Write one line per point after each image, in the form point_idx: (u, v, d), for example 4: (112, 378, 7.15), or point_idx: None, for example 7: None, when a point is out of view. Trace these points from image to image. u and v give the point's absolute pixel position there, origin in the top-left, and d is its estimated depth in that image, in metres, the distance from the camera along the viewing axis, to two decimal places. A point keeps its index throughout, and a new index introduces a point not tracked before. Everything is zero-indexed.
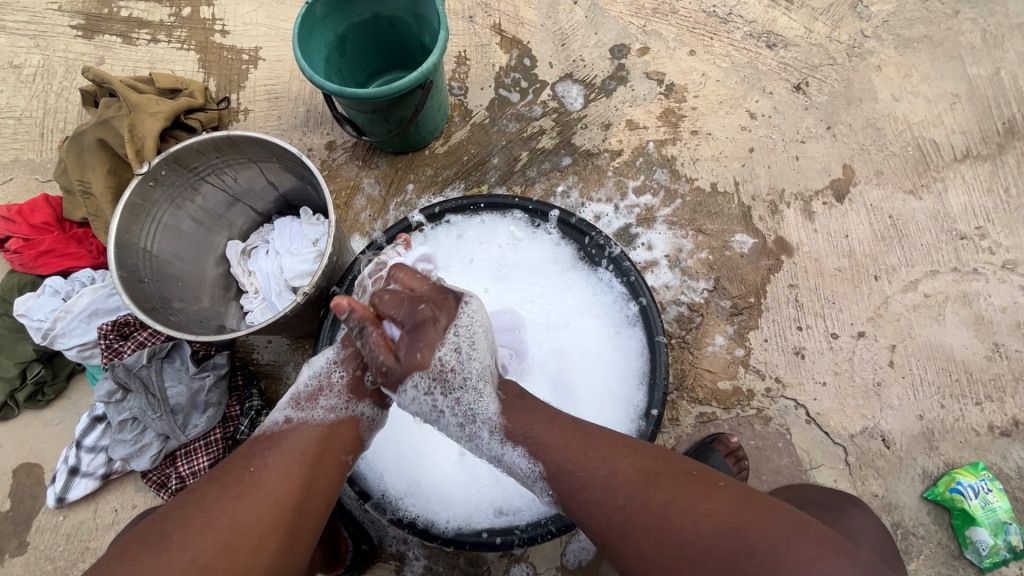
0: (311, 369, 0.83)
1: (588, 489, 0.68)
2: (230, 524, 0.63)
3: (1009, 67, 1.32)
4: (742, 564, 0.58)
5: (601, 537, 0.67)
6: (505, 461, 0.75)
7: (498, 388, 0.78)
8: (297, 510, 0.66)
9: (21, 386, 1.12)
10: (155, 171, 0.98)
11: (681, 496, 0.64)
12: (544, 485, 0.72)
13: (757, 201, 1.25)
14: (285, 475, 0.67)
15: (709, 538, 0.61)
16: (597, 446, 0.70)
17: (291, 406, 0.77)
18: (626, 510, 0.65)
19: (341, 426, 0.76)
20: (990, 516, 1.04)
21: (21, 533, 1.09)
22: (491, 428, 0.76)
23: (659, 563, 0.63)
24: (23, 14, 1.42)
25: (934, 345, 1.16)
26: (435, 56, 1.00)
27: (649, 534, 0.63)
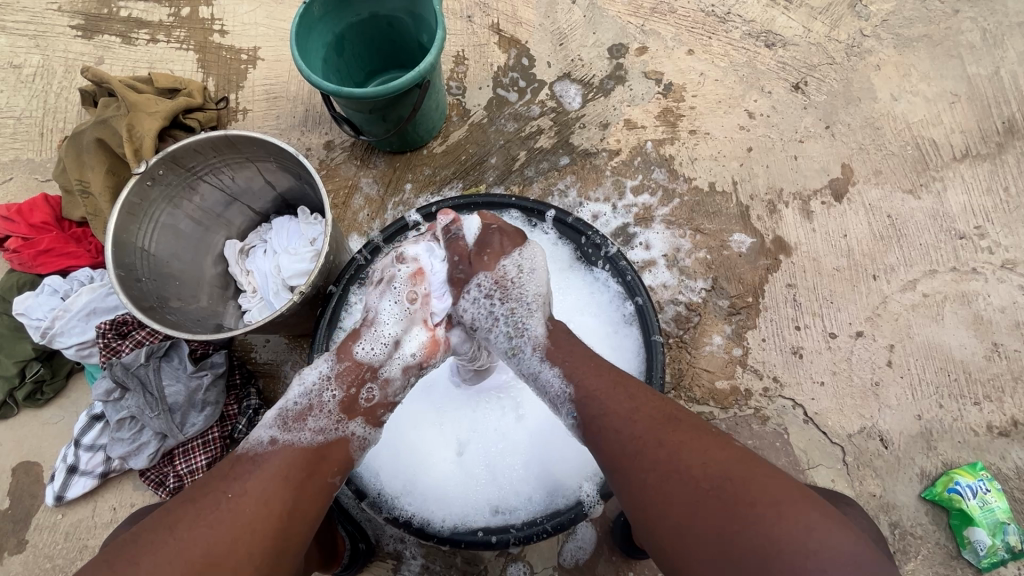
0: (302, 383, 0.79)
1: (610, 416, 0.69)
2: (203, 555, 0.59)
3: (1008, 66, 1.32)
4: (743, 517, 0.56)
5: (612, 463, 0.67)
6: (542, 378, 0.77)
7: (529, 347, 0.80)
8: (274, 542, 0.62)
9: (20, 385, 1.13)
10: (153, 170, 0.98)
11: (698, 442, 0.64)
12: (571, 406, 0.74)
13: (755, 200, 1.25)
14: (264, 502, 0.63)
15: (716, 483, 0.60)
16: (626, 385, 0.72)
17: (276, 427, 0.73)
18: (638, 440, 0.65)
19: (329, 449, 0.73)
20: (988, 516, 1.03)
21: (20, 531, 1.10)
22: (536, 345, 0.80)
23: (664, 499, 0.61)
24: (23, 14, 1.42)
25: (933, 345, 1.16)
26: (432, 55, 1.00)
27: (656, 470, 0.63)
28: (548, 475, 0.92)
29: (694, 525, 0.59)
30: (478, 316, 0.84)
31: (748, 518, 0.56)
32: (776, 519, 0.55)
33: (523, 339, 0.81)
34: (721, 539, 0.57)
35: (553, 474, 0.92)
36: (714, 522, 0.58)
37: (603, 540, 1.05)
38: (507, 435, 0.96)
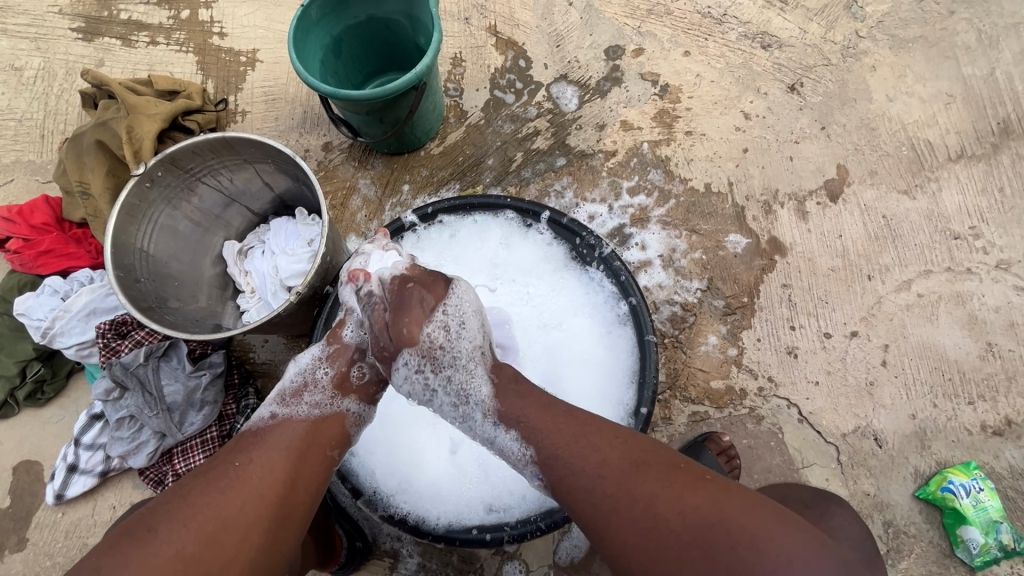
0: (297, 366, 0.86)
1: (578, 475, 0.68)
2: (216, 517, 0.63)
3: (1004, 67, 1.32)
4: (733, 556, 0.59)
5: (589, 526, 0.66)
6: (498, 445, 0.76)
7: (478, 414, 0.79)
8: (281, 505, 0.67)
9: (21, 384, 1.14)
10: (152, 172, 0.99)
11: (670, 483, 0.65)
12: (536, 470, 0.72)
13: (751, 201, 1.26)
14: (270, 470, 0.68)
15: (700, 524, 0.61)
16: (587, 438, 0.70)
17: (276, 402, 0.80)
18: (611, 499, 0.65)
19: (326, 422, 0.79)
20: (982, 515, 1.04)
21: (20, 529, 1.11)
22: (486, 410, 0.78)
23: (649, 553, 0.62)
24: (25, 17, 1.44)
25: (928, 344, 1.17)
26: (429, 58, 1.01)
27: (640, 524, 0.63)
28: None
29: (688, 573, 0.60)
30: (416, 385, 0.83)
31: (736, 556, 0.59)
32: (762, 555, 0.58)
33: (469, 407, 0.80)
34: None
35: None
36: (708, 565, 0.59)
37: None
38: None
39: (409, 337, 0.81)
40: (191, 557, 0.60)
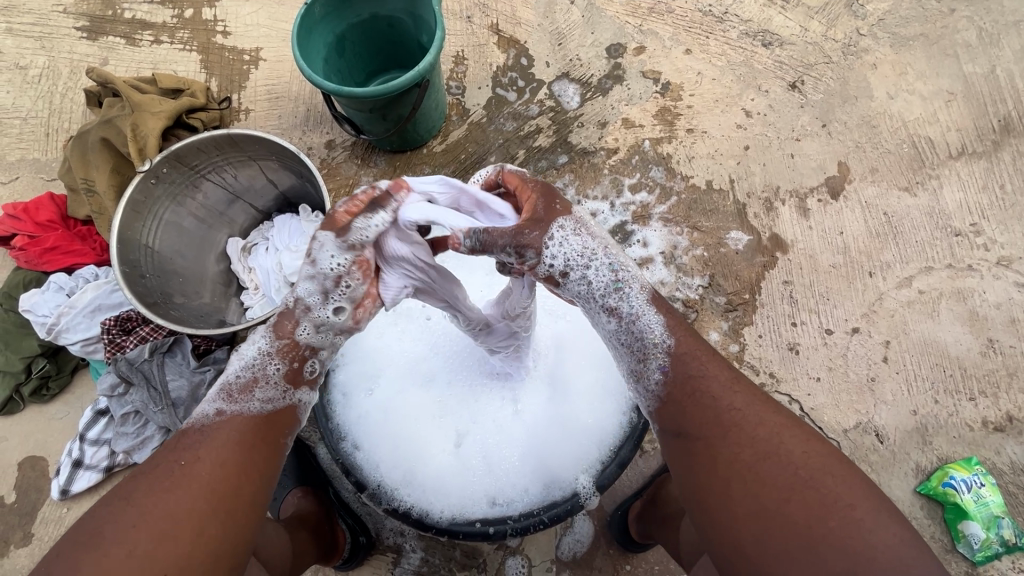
0: (241, 358, 0.70)
1: (707, 381, 0.66)
2: (164, 516, 0.57)
3: (1005, 64, 1.33)
4: (835, 520, 0.56)
5: (699, 431, 0.64)
6: (638, 326, 0.70)
7: (636, 284, 0.71)
8: (234, 498, 0.61)
9: (26, 381, 1.15)
10: (157, 169, 1.00)
11: (799, 432, 0.63)
12: (664, 360, 0.68)
13: (752, 198, 1.26)
14: (217, 461, 0.61)
15: (810, 476, 0.59)
16: (721, 364, 0.69)
17: (223, 399, 0.66)
18: (727, 420, 0.63)
19: (278, 415, 0.68)
20: (983, 511, 1.04)
21: (26, 524, 1.11)
22: (641, 285, 0.71)
23: (753, 476, 0.60)
24: (30, 16, 1.44)
25: (929, 341, 1.17)
26: (432, 55, 1.02)
27: (752, 449, 0.61)
28: (546, 468, 0.93)
29: (781, 512, 0.57)
30: (571, 255, 0.68)
31: (840, 520, 0.56)
32: (869, 529, 0.55)
33: (628, 275, 0.71)
34: (806, 534, 0.56)
35: (550, 466, 0.93)
36: (805, 513, 0.57)
37: (599, 533, 1.07)
38: (505, 428, 0.97)
39: (564, 208, 0.69)
40: (143, 560, 0.54)
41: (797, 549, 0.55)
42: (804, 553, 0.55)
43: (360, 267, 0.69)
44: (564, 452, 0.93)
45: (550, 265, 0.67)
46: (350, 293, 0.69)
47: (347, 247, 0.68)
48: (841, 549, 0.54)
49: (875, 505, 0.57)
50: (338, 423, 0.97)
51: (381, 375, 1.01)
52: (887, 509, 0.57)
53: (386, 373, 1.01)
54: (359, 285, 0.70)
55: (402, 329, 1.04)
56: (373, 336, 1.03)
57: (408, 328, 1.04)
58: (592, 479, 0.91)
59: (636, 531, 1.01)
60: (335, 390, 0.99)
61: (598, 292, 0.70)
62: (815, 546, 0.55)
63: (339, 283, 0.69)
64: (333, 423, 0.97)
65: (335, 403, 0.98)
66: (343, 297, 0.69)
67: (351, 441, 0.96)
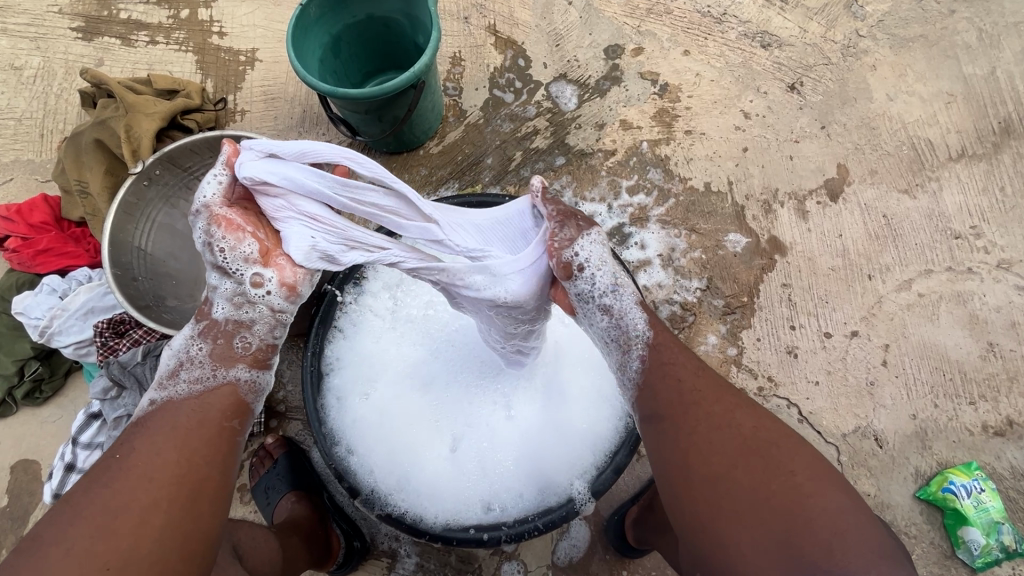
0: (171, 349, 0.73)
1: (675, 366, 0.70)
2: (102, 511, 0.58)
3: (1005, 66, 1.32)
4: (780, 485, 0.59)
5: (663, 412, 0.67)
6: (623, 319, 0.73)
7: (627, 291, 0.74)
8: (171, 484, 0.61)
9: (19, 384, 1.14)
10: (150, 170, 0.99)
11: (750, 409, 0.66)
12: (643, 351, 0.71)
13: (751, 201, 1.25)
14: (156, 451, 0.62)
15: (760, 448, 0.62)
16: (683, 351, 0.72)
17: (154, 388, 0.70)
18: (686, 398, 0.66)
19: (211, 395, 0.69)
20: (983, 516, 1.03)
21: (18, 528, 1.11)
22: (632, 291, 0.75)
23: (707, 452, 0.62)
24: (25, 16, 1.44)
25: (929, 344, 1.16)
26: (427, 56, 1.01)
27: (707, 424, 0.64)
28: (541, 473, 0.93)
29: (732, 481, 0.60)
30: (596, 255, 0.73)
31: (784, 487, 0.59)
32: (809, 494, 0.58)
33: (621, 282, 0.75)
34: (755, 503, 0.58)
35: (545, 470, 0.92)
36: (755, 481, 0.59)
37: (596, 539, 1.06)
38: (501, 433, 0.96)
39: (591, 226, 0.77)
40: (83, 555, 0.55)
41: (744, 517, 0.58)
42: (751, 520, 0.58)
43: (223, 225, 0.69)
44: (559, 456, 0.93)
45: (574, 253, 0.72)
46: (233, 252, 0.69)
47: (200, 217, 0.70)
48: (785, 514, 0.57)
49: (818, 474, 0.60)
50: (333, 428, 0.95)
51: (378, 379, 1.00)
52: (829, 480, 0.60)
53: (382, 378, 1.00)
54: (238, 242, 0.69)
55: (398, 333, 1.03)
56: (371, 340, 1.02)
57: (406, 333, 1.03)
58: (587, 485, 0.89)
59: (633, 536, 0.99)
60: (329, 395, 0.97)
61: (597, 294, 0.73)
62: (762, 512, 0.58)
63: (217, 251, 0.69)
64: (328, 427, 0.95)
65: (330, 408, 0.96)
66: (230, 259, 0.69)
67: (345, 446, 0.95)
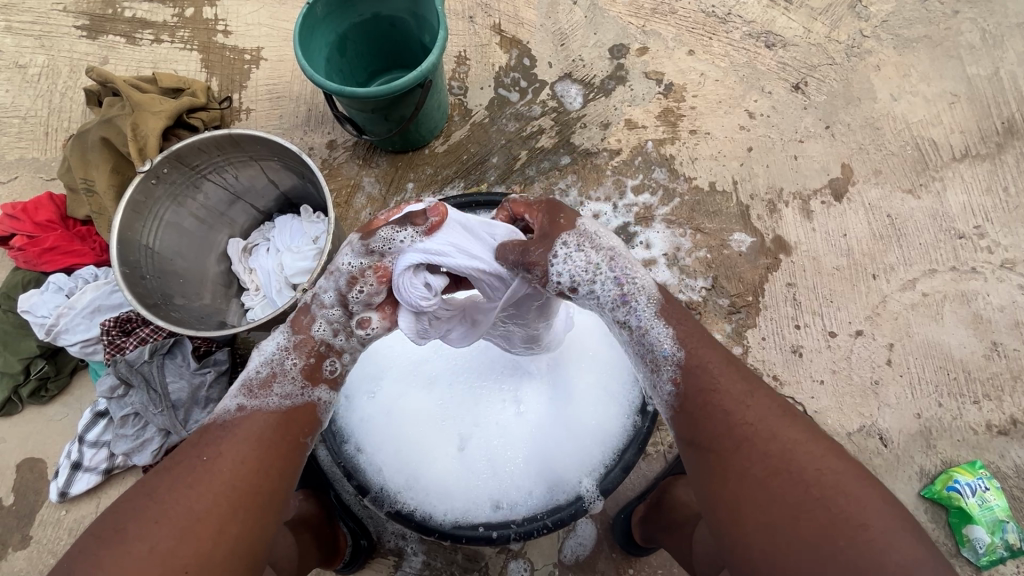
0: (261, 355, 0.74)
1: (717, 391, 0.66)
2: (185, 514, 0.58)
3: (1008, 66, 1.32)
4: (847, 536, 0.55)
5: (710, 447, 0.64)
6: (649, 336, 0.71)
7: (641, 298, 0.73)
8: (253, 497, 0.62)
9: (25, 382, 1.14)
10: (158, 169, 0.99)
11: (815, 446, 0.61)
12: (674, 372, 0.68)
13: (755, 200, 1.26)
14: (242, 457, 0.63)
15: (824, 494, 0.58)
16: (737, 374, 0.67)
17: (243, 394, 0.69)
18: (741, 433, 0.63)
19: (296, 413, 0.70)
20: (987, 515, 1.04)
21: (24, 526, 1.10)
22: (648, 297, 0.73)
23: (761, 493, 0.60)
24: (29, 14, 1.44)
25: (933, 344, 1.17)
26: (434, 56, 1.01)
27: (762, 463, 0.61)
28: (549, 469, 0.93)
29: (790, 528, 0.57)
30: (579, 271, 0.72)
31: (852, 539, 0.55)
32: (883, 547, 0.54)
33: (631, 289, 0.73)
34: (817, 554, 0.55)
35: (553, 468, 0.93)
36: (817, 530, 0.56)
37: (603, 537, 1.07)
38: (509, 431, 0.97)
39: (567, 224, 0.75)
40: (164, 556, 0.56)
41: (803, 568, 0.55)
42: (815, 572, 0.55)
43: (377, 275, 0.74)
44: (567, 452, 0.94)
45: (557, 280, 0.72)
46: (369, 297, 0.75)
47: (367, 251, 0.75)
48: (852, 568, 0.54)
49: (892, 524, 0.56)
50: (340, 426, 0.97)
51: (385, 378, 1.00)
52: (904, 530, 0.55)
53: (390, 375, 1.01)
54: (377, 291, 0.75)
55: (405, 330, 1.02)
56: (378, 339, 1.02)
57: None
58: (595, 483, 0.90)
59: (640, 535, 1.00)
60: (338, 393, 0.99)
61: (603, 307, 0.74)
62: (825, 564, 0.55)
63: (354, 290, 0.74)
64: (336, 424, 0.96)
65: (337, 406, 0.98)
66: (358, 301, 0.74)
67: (354, 444, 0.96)
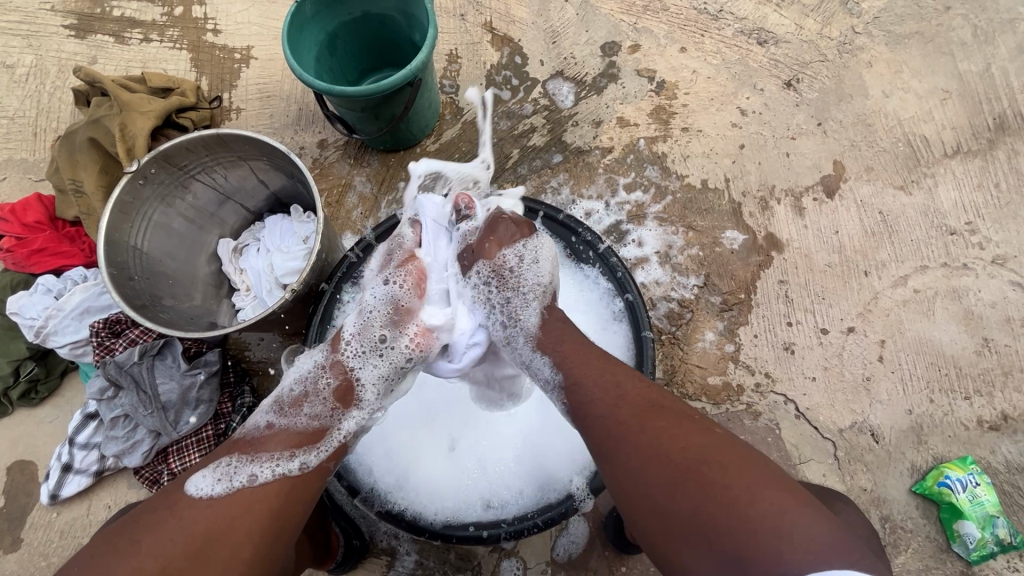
0: (297, 373, 0.82)
1: (593, 402, 0.71)
2: (204, 530, 0.64)
3: (999, 62, 1.33)
4: (725, 497, 0.58)
5: (599, 448, 0.69)
6: (534, 366, 0.80)
7: (521, 337, 0.83)
8: (269, 522, 0.67)
9: (14, 384, 1.13)
10: (145, 169, 0.98)
11: (681, 423, 0.66)
12: (560, 392, 0.76)
13: (747, 197, 1.26)
14: (263, 483, 0.69)
15: (695, 467, 0.61)
16: (613, 372, 0.73)
17: (274, 412, 0.77)
18: (625, 422, 0.67)
19: (316, 437, 0.75)
20: (978, 510, 1.04)
21: (15, 529, 1.10)
22: (528, 336, 0.83)
23: (648, 479, 0.63)
24: (16, 14, 1.43)
25: (924, 340, 1.17)
26: (424, 53, 1.00)
27: (638, 453, 0.65)
28: (539, 469, 0.94)
29: (678, 510, 0.60)
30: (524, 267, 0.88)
31: (730, 504, 0.58)
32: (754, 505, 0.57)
33: (516, 330, 0.84)
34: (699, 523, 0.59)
35: (544, 466, 0.93)
36: (697, 501, 0.60)
37: (595, 535, 1.06)
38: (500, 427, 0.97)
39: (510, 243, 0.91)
40: (176, 572, 0.60)
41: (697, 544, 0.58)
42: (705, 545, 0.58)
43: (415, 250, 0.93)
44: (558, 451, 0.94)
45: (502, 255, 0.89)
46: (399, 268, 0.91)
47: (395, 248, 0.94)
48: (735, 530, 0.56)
49: (760, 479, 0.60)
50: None
51: None
52: (768, 481, 0.60)
53: None
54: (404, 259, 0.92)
55: None
56: None
57: None
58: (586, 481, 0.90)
59: None
60: None
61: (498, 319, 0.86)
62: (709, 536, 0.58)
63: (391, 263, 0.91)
64: None
65: None
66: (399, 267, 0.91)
67: None
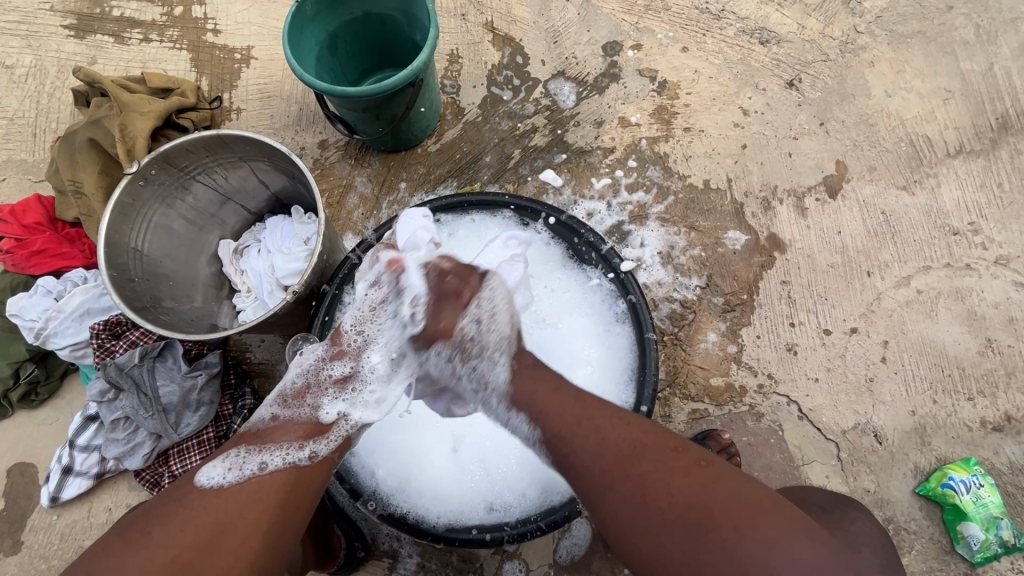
0: (299, 365, 0.82)
1: (581, 454, 0.68)
2: (212, 521, 0.64)
3: (1002, 62, 1.32)
4: (726, 544, 0.59)
5: (592, 500, 0.68)
6: (511, 425, 0.76)
7: (493, 398, 0.78)
8: (275, 511, 0.67)
9: (14, 386, 1.13)
10: (145, 170, 0.98)
11: (671, 467, 0.64)
12: (541, 448, 0.73)
13: (750, 197, 1.25)
14: (270, 472, 0.69)
15: (692, 518, 0.61)
16: (596, 415, 0.70)
17: (277, 405, 0.77)
18: (616, 472, 0.65)
19: (321, 429, 0.76)
20: (982, 511, 1.04)
21: (16, 532, 1.10)
22: (499, 393, 0.77)
23: (647, 528, 0.63)
24: (16, 14, 1.42)
25: (928, 340, 1.16)
26: (425, 53, 1.00)
27: (635, 504, 0.64)
28: (544, 471, 0.92)
29: (679, 558, 0.61)
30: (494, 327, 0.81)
31: (730, 554, 0.58)
32: (755, 549, 0.58)
33: (487, 391, 0.79)
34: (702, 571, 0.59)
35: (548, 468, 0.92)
36: (698, 551, 0.60)
37: (598, 537, 1.06)
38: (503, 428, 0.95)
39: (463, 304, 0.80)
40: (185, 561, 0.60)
41: None
42: None
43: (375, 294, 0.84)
44: None
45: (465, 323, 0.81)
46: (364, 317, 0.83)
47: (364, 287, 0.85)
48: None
49: (755, 521, 0.59)
50: None
51: None
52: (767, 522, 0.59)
53: None
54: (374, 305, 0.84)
55: None
56: None
57: None
58: None
59: None
60: None
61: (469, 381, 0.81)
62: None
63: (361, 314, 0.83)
64: None
65: None
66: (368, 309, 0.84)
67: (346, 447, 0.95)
